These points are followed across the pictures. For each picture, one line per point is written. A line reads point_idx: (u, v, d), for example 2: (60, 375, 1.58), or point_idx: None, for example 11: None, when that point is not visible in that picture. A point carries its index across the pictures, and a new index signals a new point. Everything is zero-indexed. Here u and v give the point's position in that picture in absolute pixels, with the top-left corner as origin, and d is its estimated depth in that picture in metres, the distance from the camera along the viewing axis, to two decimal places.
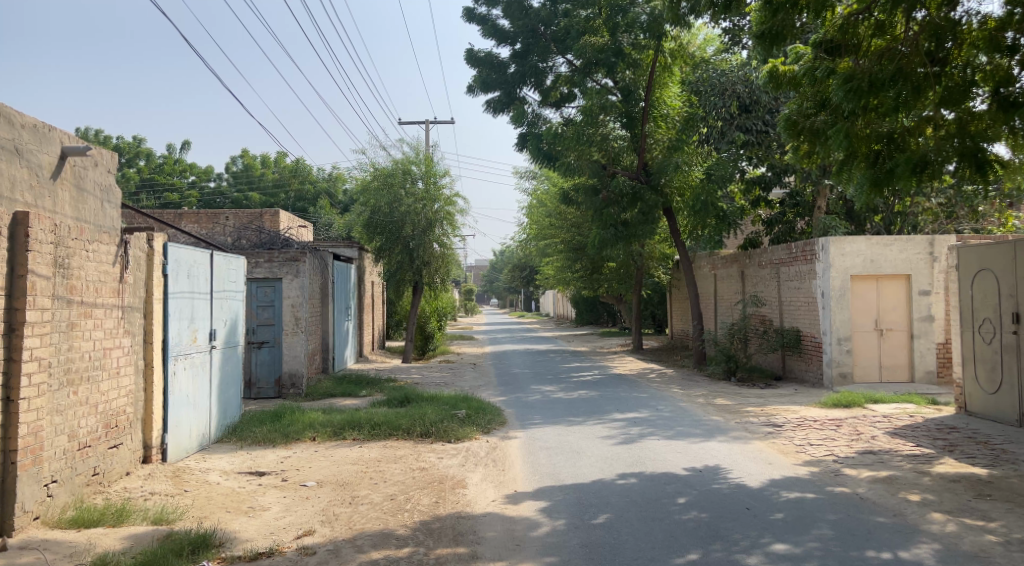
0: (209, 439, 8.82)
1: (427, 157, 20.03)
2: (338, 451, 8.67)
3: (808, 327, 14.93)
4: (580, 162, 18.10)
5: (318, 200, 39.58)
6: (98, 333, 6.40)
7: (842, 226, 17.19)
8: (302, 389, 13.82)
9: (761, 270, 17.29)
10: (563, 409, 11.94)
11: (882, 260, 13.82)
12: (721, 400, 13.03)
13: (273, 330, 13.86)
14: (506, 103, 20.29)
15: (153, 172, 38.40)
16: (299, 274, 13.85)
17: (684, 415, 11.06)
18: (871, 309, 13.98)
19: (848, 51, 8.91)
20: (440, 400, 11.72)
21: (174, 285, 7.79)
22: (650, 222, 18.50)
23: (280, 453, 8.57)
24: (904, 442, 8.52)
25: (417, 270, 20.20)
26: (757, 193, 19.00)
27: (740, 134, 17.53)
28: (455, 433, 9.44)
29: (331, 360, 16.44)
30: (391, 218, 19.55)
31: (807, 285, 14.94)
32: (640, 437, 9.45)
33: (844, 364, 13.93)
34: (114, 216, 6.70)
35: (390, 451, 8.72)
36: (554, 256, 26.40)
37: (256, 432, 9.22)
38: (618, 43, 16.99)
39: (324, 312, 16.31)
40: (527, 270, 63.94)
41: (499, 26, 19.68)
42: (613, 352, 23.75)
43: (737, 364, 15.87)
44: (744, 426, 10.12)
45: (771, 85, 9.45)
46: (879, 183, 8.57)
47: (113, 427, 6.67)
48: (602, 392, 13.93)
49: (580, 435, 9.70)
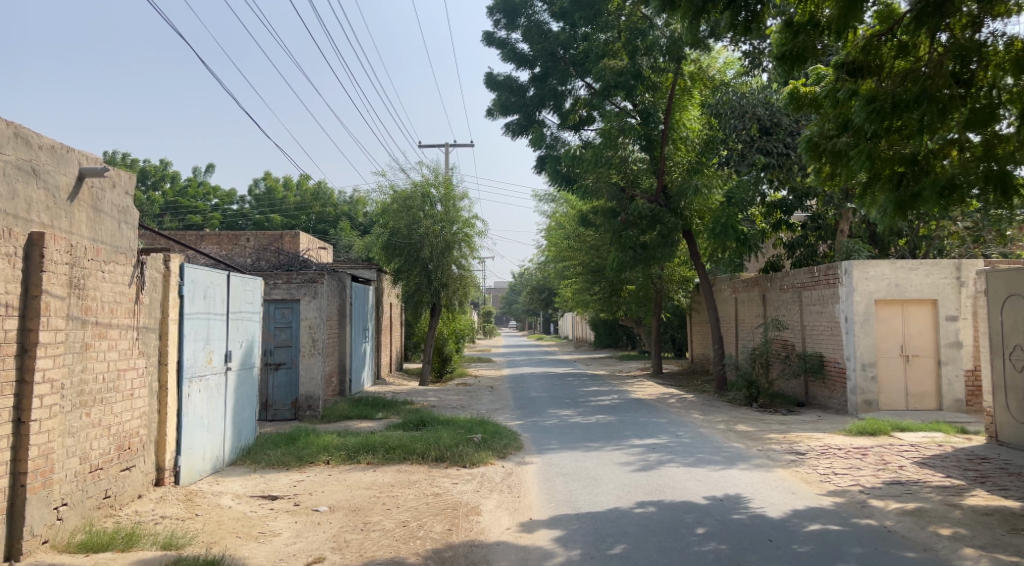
0: (224, 461, 8.75)
1: (447, 179, 20.06)
2: (352, 475, 8.56)
3: (831, 351, 14.64)
4: (598, 185, 18.55)
5: (339, 222, 39.98)
6: (113, 353, 6.39)
7: (866, 250, 16.84)
8: (319, 411, 13.83)
9: (783, 294, 17.06)
10: (580, 434, 11.76)
11: (907, 284, 13.57)
12: (742, 426, 12.76)
13: (290, 351, 13.85)
14: (525, 126, 20.37)
15: (178, 195, 39.03)
16: (318, 295, 13.86)
17: (703, 442, 10.83)
18: (897, 333, 13.69)
19: (871, 72, 8.81)
20: (456, 423, 11.58)
21: (190, 306, 7.80)
22: (670, 246, 18.40)
23: (293, 477, 8.47)
24: (932, 473, 8.25)
25: (435, 292, 20.22)
26: (778, 216, 18.65)
27: (760, 156, 16.94)
28: (470, 457, 9.29)
29: (348, 383, 16.39)
30: (410, 240, 19.58)
31: (829, 310, 14.69)
32: (658, 464, 9.25)
33: (868, 391, 13.60)
34: (131, 237, 6.70)
35: (404, 475, 8.59)
36: (573, 278, 26.30)
37: (270, 455, 9.15)
38: (638, 66, 17.07)
39: (342, 334, 16.28)
40: (546, 293, 63.82)
41: (518, 50, 19.76)
42: (632, 376, 23.50)
43: (759, 391, 15.67)
44: (766, 453, 9.88)
45: (792, 106, 9.35)
46: (906, 207, 8.36)
47: (126, 449, 6.63)
48: (621, 416, 13.73)
49: (597, 461, 9.51)
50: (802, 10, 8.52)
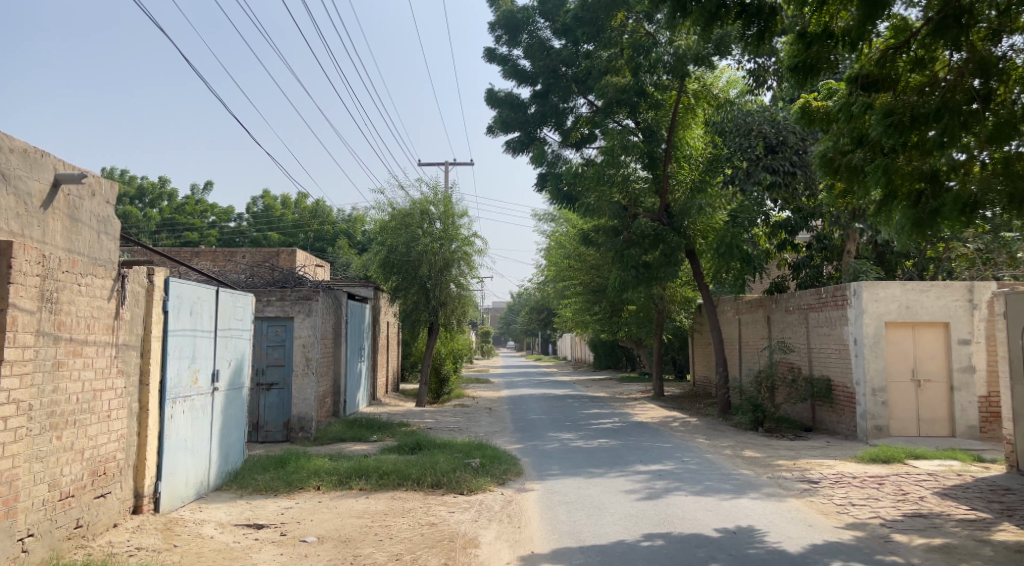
0: (209, 486, 8.31)
1: (446, 197, 19.77)
2: (343, 502, 8.11)
3: (840, 376, 14.24)
4: (600, 204, 17.98)
5: (337, 240, 39.70)
6: (88, 373, 6.00)
7: (874, 272, 16.51)
8: (312, 433, 13.37)
9: (788, 315, 16.72)
10: (583, 460, 11.32)
11: (918, 306, 13.23)
12: (749, 452, 12.32)
13: (283, 371, 13.49)
14: (526, 143, 20.07)
15: (175, 212, 38.81)
16: (312, 313, 13.48)
17: (711, 469, 10.39)
18: (908, 357, 13.32)
19: (886, 86, 8.57)
20: (453, 447, 11.13)
21: (175, 322, 7.42)
22: (672, 265, 18.09)
23: (281, 503, 8.03)
24: (956, 505, 7.82)
25: (433, 311, 19.85)
26: (783, 236, 18.18)
27: (767, 174, 16.34)
28: (468, 484, 8.85)
29: (343, 404, 15.95)
30: (407, 258, 19.22)
31: (838, 332, 14.31)
32: (665, 493, 8.81)
33: (879, 417, 13.17)
34: (112, 249, 6.33)
35: (398, 503, 8.14)
36: (573, 298, 25.94)
37: (258, 480, 8.71)
38: (641, 83, 16.85)
39: (337, 352, 15.87)
40: (545, 313, 63.48)
41: (520, 67, 19.53)
42: (633, 398, 23.05)
43: (765, 415, 15.24)
44: (777, 481, 9.44)
45: (803, 121, 9.14)
46: (924, 225, 7.98)
47: (100, 475, 6.22)
48: (623, 441, 13.29)
49: (600, 488, 9.08)
50: (816, 19, 8.15)
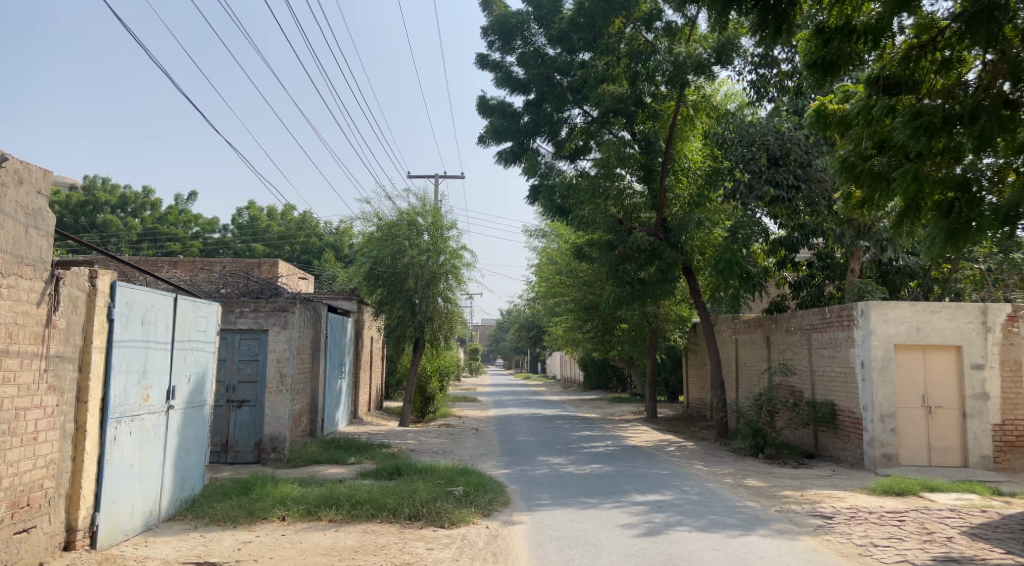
0: (160, 517, 7.43)
1: (435, 208, 19.09)
2: (309, 536, 7.24)
3: (845, 401, 13.53)
4: (596, 217, 17.25)
5: (323, 253, 38.98)
6: (8, 388, 5.20)
7: (879, 292, 15.83)
8: (284, 454, 12.52)
9: (789, 335, 16.07)
10: (575, 487, 10.50)
11: (929, 328, 12.58)
12: (752, 481, 11.54)
13: (255, 388, 12.64)
14: (518, 154, 19.35)
15: (157, 222, 37.80)
16: (288, 326, 12.65)
17: (714, 500, 9.59)
18: (918, 382, 12.64)
19: (910, 88, 8.00)
20: (435, 473, 10.28)
21: (122, 332, 6.61)
22: (669, 281, 17.66)
23: (239, 537, 7.16)
24: (990, 548, 7.07)
25: (419, 327, 18.94)
26: (783, 254, 17.51)
27: (770, 188, 15.20)
28: (449, 516, 8.02)
29: (320, 422, 15.08)
30: (393, 269, 18.44)
31: (842, 354, 13.63)
32: (667, 528, 8.00)
33: (888, 444, 12.42)
34: (44, 246, 5.58)
35: (371, 538, 7.29)
36: (564, 315, 25.23)
37: (216, 509, 7.84)
38: (638, 92, 16.30)
39: (315, 368, 15.02)
40: (535, 330, 62.76)
41: (512, 74, 18.90)
42: (624, 420, 22.24)
43: (766, 440, 14.48)
44: (788, 515, 8.65)
45: (818, 126, 8.44)
46: (956, 236, 7.23)
47: (22, 506, 5.40)
48: (617, 466, 12.48)
49: (594, 522, 8.25)
50: (837, 13, 7.53)
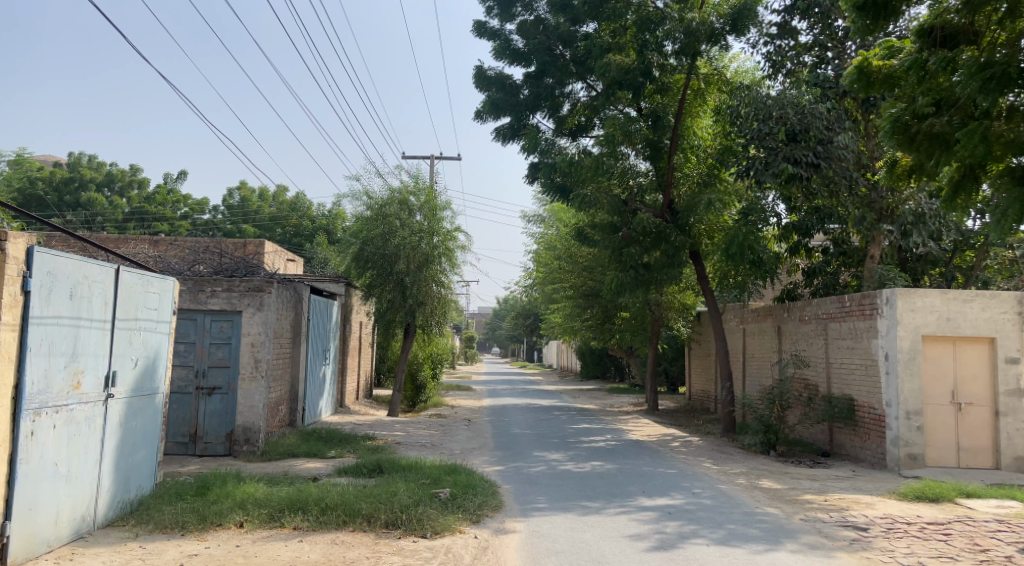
0: (95, 524, 6.41)
1: (429, 188, 18.05)
2: (267, 549, 6.20)
3: (865, 396, 12.53)
4: (599, 197, 16.09)
5: (315, 237, 37.89)
6: None
7: (902, 279, 14.73)
8: (259, 447, 11.54)
9: (803, 325, 15.08)
10: (575, 488, 9.49)
11: (960, 319, 11.61)
12: (768, 482, 10.53)
13: (227, 374, 11.60)
14: (517, 130, 18.32)
15: (144, 202, 36.54)
16: (263, 308, 11.60)
17: (731, 506, 8.59)
18: (947, 377, 11.65)
19: (969, 40, 6.94)
20: (420, 471, 9.25)
21: (43, 307, 5.57)
22: (676, 266, 16.40)
23: (185, 548, 6.13)
24: None
25: (410, 312, 17.89)
26: (795, 238, 16.39)
27: (788, 165, 13.89)
28: (431, 524, 6.99)
29: (300, 412, 14.05)
30: (384, 251, 17.37)
31: (863, 346, 12.62)
32: (681, 540, 6.99)
33: (913, 444, 11.43)
34: None
35: (339, 551, 6.26)
36: (562, 302, 24.23)
37: (164, 514, 6.81)
38: (647, 63, 14.99)
39: (295, 354, 13.97)
40: (531, 319, 61.84)
41: (511, 44, 17.75)
42: (624, 412, 21.27)
43: (778, 437, 13.52)
44: (815, 525, 7.66)
45: (859, 86, 7.39)
46: None
47: None
48: (620, 464, 11.46)
49: (597, 532, 7.22)
50: None
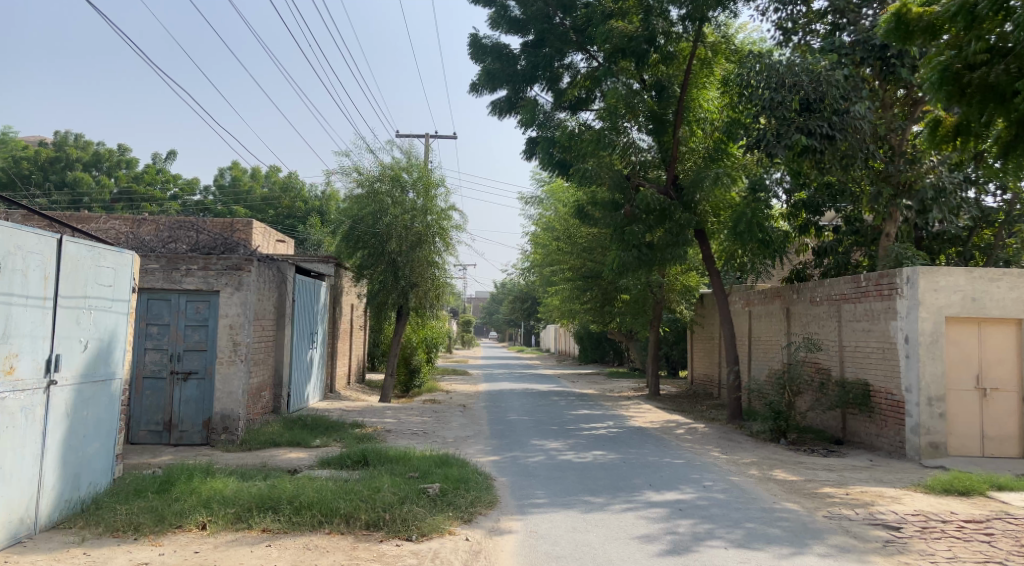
0: (36, 526, 5.68)
1: (423, 165, 17.19)
2: (230, 555, 5.48)
3: (882, 381, 11.80)
4: (600, 171, 15.11)
5: (308, 218, 36.99)
6: None
7: (919, 258, 13.98)
8: (238, 435, 10.78)
9: (814, 306, 14.34)
10: (576, 481, 8.77)
11: (986, 299, 10.89)
12: (782, 473, 9.83)
13: (204, 358, 10.82)
14: (514, 103, 17.52)
15: (133, 181, 35.60)
16: (242, 287, 10.85)
17: (746, 501, 7.88)
18: (972, 361, 10.94)
19: None
20: (410, 463, 8.51)
21: None
22: (681, 246, 15.74)
23: (135, 556, 5.41)
24: None
25: (402, 294, 17.09)
26: (804, 217, 15.68)
27: (801, 136, 13.00)
28: (417, 525, 6.26)
29: (285, 399, 13.29)
30: (375, 230, 16.58)
31: (881, 328, 11.88)
32: (696, 542, 6.27)
33: (935, 432, 10.73)
34: None
35: (311, 558, 5.53)
36: (560, 284, 23.51)
37: (116, 515, 6.07)
38: (652, 30, 14.27)
39: (279, 337, 13.21)
40: (529, 303, 61.14)
41: (508, 12, 16.84)
42: (624, 397, 20.62)
43: (789, 424, 12.80)
44: (842, 523, 6.96)
45: (896, 37, 6.80)
46: None
47: None
48: (623, 454, 10.75)
49: (602, 532, 6.51)
50: None
